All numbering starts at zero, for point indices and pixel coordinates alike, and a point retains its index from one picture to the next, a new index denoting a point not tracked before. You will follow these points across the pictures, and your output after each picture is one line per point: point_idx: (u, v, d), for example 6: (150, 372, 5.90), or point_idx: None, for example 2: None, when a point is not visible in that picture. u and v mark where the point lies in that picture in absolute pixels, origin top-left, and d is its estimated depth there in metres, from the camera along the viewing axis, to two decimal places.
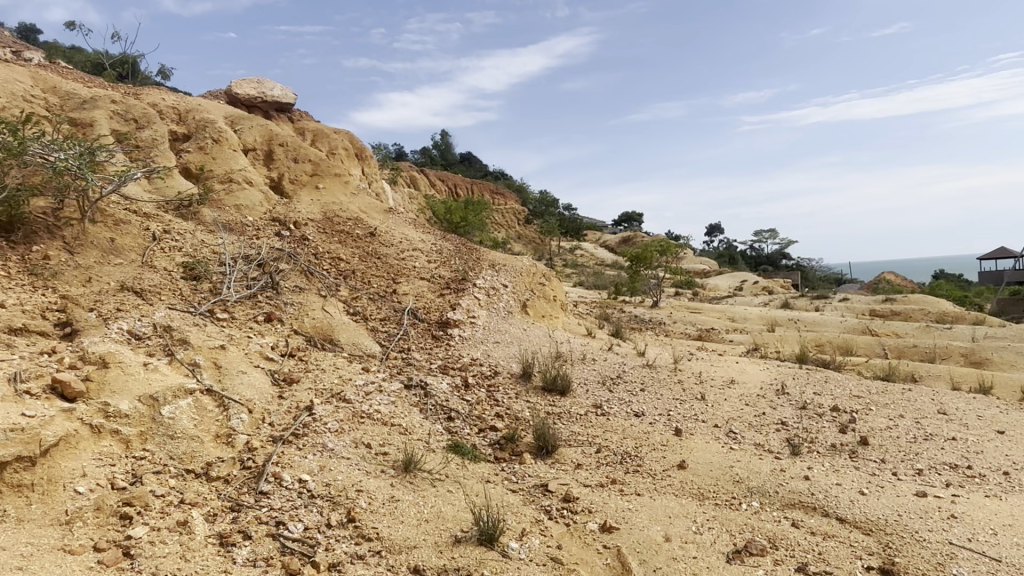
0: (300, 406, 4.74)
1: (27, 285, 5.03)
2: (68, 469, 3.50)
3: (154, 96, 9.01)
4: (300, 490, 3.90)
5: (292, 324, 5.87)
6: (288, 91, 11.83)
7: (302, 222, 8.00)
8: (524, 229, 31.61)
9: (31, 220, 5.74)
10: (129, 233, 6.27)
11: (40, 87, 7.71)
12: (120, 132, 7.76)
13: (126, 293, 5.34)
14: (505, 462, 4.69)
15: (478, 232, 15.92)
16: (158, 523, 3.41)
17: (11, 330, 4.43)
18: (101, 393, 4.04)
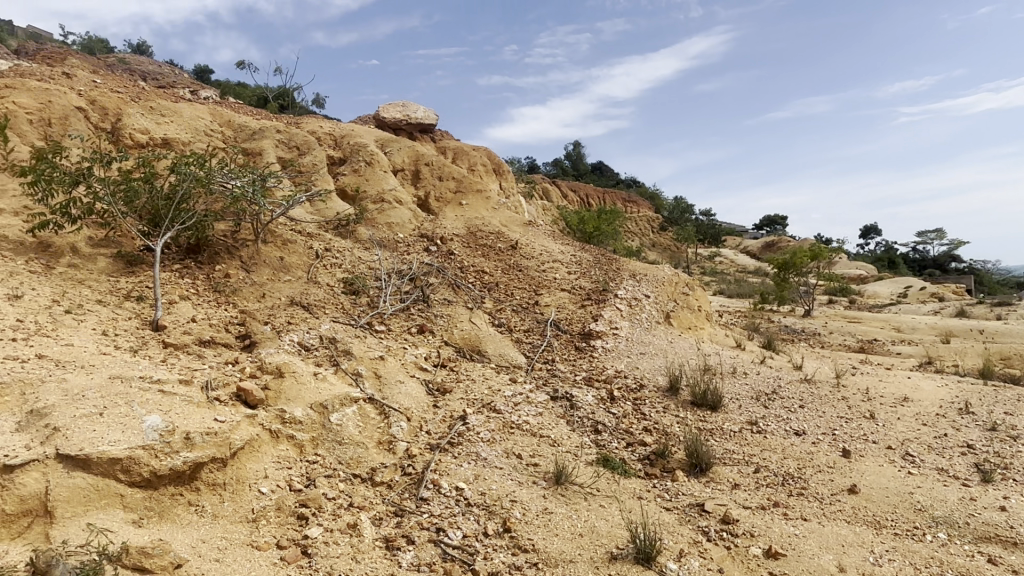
0: (454, 416, 4.90)
1: (212, 301, 5.61)
2: (253, 470, 3.83)
3: (313, 124, 9.75)
4: (458, 498, 4.02)
5: (442, 335, 6.08)
6: (430, 112, 12.37)
7: (448, 237, 8.31)
8: (659, 237, 30.95)
9: (214, 242, 6.39)
10: (296, 252, 6.81)
11: (219, 122, 8.59)
12: (285, 159, 8.46)
13: (295, 307, 5.79)
14: (657, 478, 4.57)
15: (614, 242, 15.78)
16: (331, 524, 3.63)
17: (201, 342, 4.94)
18: (278, 400, 4.39)
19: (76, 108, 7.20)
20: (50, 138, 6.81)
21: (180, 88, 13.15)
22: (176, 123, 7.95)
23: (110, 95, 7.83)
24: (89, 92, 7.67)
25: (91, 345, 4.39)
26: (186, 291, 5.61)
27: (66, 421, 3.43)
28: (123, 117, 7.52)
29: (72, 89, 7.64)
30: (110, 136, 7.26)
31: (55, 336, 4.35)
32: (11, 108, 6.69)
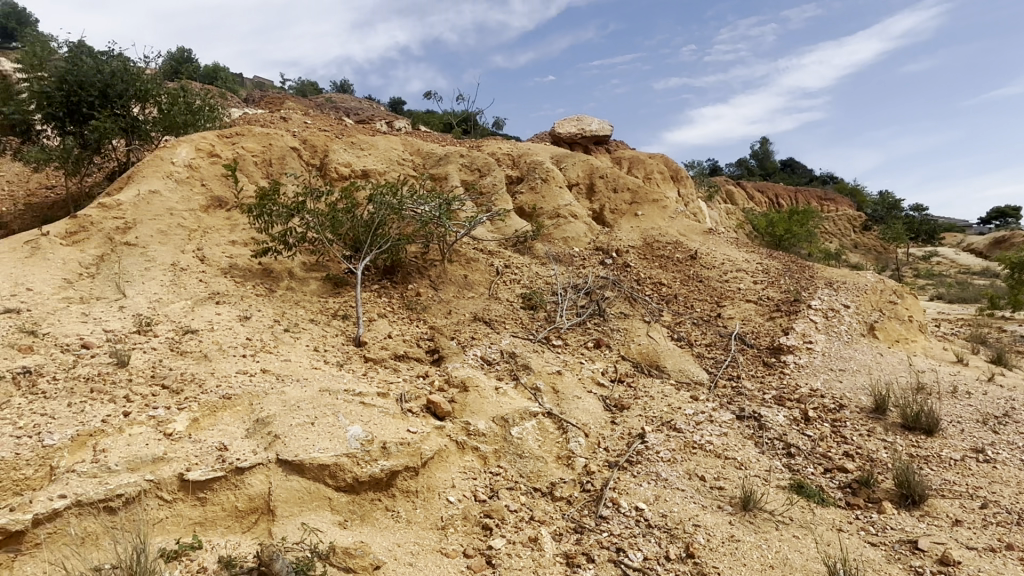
0: (633, 433, 4.83)
1: (405, 318, 6.06)
2: (442, 479, 4.06)
3: (492, 146, 10.20)
4: (638, 518, 3.96)
5: (620, 350, 6.05)
6: (606, 124, 12.38)
7: (624, 249, 8.25)
8: (860, 238, 28.27)
9: (406, 263, 6.91)
10: (478, 270, 7.15)
11: (409, 151, 9.28)
12: (468, 182, 8.92)
13: (478, 322, 6.08)
14: (860, 509, 4.16)
15: (807, 245, 14.67)
16: (513, 536, 3.74)
17: (396, 356, 5.34)
18: (463, 413, 4.62)
19: (291, 148, 8.17)
20: (271, 177, 7.79)
21: (376, 121, 14.41)
22: (372, 155, 8.72)
23: (318, 133, 8.78)
24: (302, 133, 8.66)
25: (305, 360, 4.94)
26: (382, 309, 6.12)
27: (284, 429, 3.89)
28: (328, 154, 8.39)
29: (288, 131, 8.68)
30: (319, 171, 8.15)
31: (276, 352, 4.96)
32: (241, 153, 7.75)
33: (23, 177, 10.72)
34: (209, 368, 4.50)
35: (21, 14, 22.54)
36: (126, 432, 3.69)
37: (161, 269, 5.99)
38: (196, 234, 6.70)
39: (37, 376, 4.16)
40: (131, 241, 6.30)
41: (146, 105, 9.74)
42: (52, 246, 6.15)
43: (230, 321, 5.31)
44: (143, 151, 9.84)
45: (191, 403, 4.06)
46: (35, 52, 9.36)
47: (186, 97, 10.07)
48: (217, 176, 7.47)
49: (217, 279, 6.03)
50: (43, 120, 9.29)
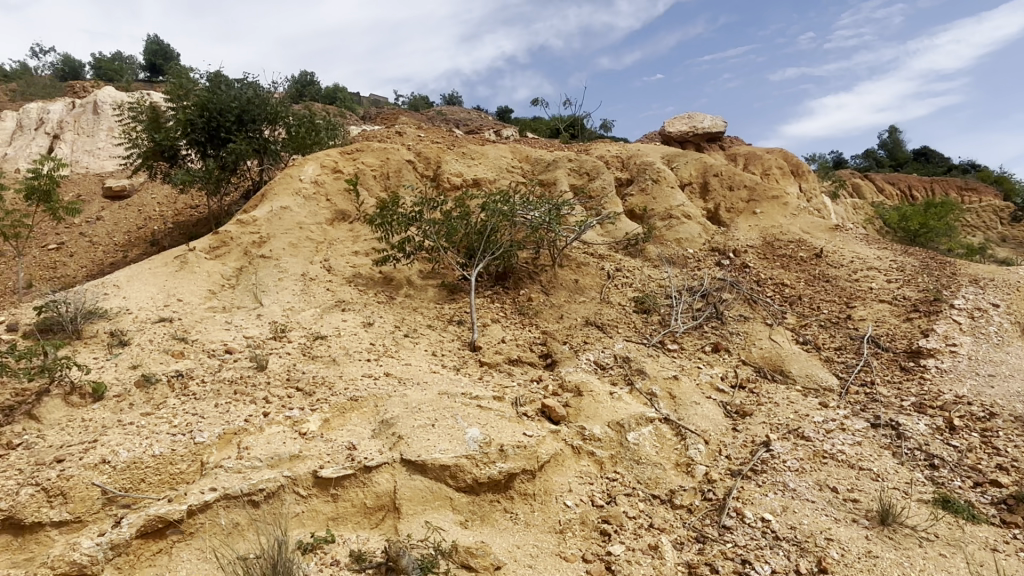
0: (756, 441, 4.63)
1: (518, 323, 6.14)
2: (559, 483, 4.07)
3: (601, 149, 10.14)
4: (764, 530, 3.79)
5: (740, 354, 5.82)
6: (719, 121, 11.99)
7: (742, 249, 7.95)
8: (1011, 230, 25.68)
9: (518, 268, 7.01)
10: (589, 273, 7.12)
11: (518, 158, 9.40)
12: (578, 186, 8.91)
13: (590, 327, 6.05)
14: (1018, 528, 3.77)
15: (948, 239, 13.49)
16: (633, 543, 3.69)
17: (511, 360, 5.41)
18: (578, 417, 4.61)
19: (407, 161, 8.49)
20: (389, 189, 8.14)
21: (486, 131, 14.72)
22: (483, 164, 8.90)
23: (432, 145, 9.08)
24: (417, 146, 8.99)
25: (424, 364, 5.11)
26: (496, 314, 6.24)
27: (407, 430, 4.04)
28: (441, 165, 8.64)
29: (404, 145, 9.03)
30: (432, 182, 8.43)
31: (397, 356, 5.17)
32: (361, 169, 8.16)
33: (172, 198, 11.81)
34: (337, 372, 4.76)
35: (168, 50, 24.85)
36: (265, 431, 3.97)
37: (292, 279, 6.41)
38: (323, 246, 7.12)
39: (189, 379, 4.56)
40: (265, 254, 6.79)
41: (275, 127, 10.47)
42: (199, 261, 6.74)
43: (355, 327, 5.60)
44: (274, 170, 10.58)
45: (322, 404, 4.32)
46: (181, 84, 10.31)
47: (311, 117, 10.72)
48: (340, 191, 7.90)
49: (342, 288, 6.38)
50: (188, 146, 10.21)
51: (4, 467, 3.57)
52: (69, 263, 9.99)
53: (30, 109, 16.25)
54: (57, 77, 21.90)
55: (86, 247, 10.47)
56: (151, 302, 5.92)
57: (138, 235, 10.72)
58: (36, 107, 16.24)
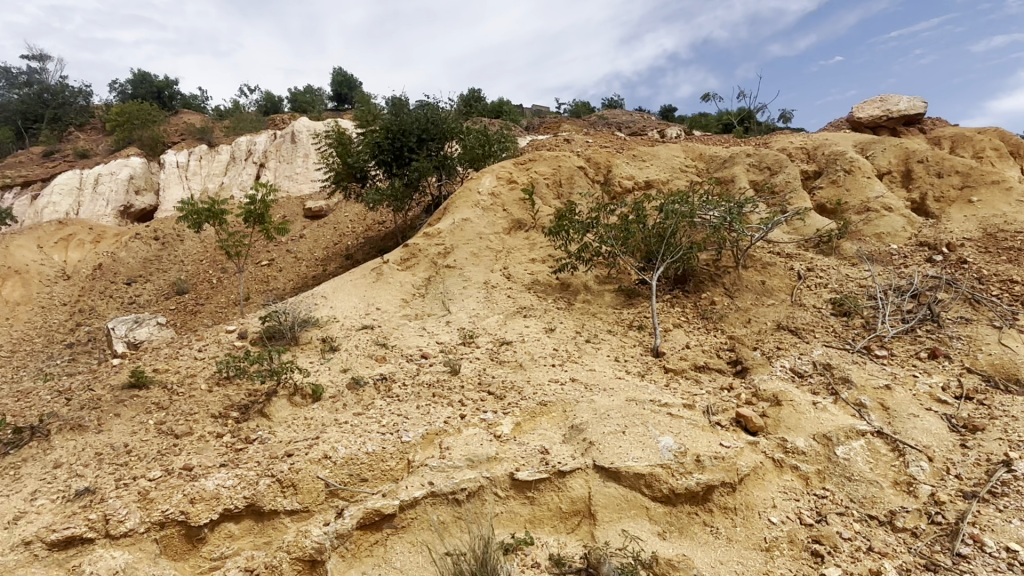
0: (993, 461, 3.92)
1: (702, 328, 5.92)
2: (761, 498, 3.82)
3: (783, 141, 9.54)
4: (1010, 560, 3.18)
5: (962, 361, 5.10)
6: (919, 101, 10.77)
7: (958, 243, 7.01)
8: None
9: (699, 271, 6.82)
10: (777, 274, 6.69)
11: (692, 157, 9.08)
12: (759, 182, 8.40)
13: (783, 331, 5.68)
14: None
15: None
16: (851, 567, 3.33)
17: (697, 367, 5.20)
18: (778, 428, 4.33)
19: (578, 167, 8.48)
20: (562, 197, 8.18)
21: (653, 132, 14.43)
22: (655, 165, 8.62)
23: (602, 150, 9.02)
24: (587, 152, 8.99)
25: (609, 370, 5.06)
26: (678, 319, 6.08)
27: (598, 437, 4.01)
28: (613, 168, 8.54)
29: (574, 152, 9.07)
30: (605, 186, 8.38)
31: (581, 362, 5.16)
32: (534, 178, 8.30)
33: (361, 216, 12.82)
34: (525, 377, 4.85)
35: (350, 79, 27.04)
36: (463, 433, 4.13)
37: (476, 287, 6.67)
38: (501, 255, 7.29)
39: (391, 382, 4.89)
40: (450, 264, 7.13)
41: (452, 142, 10.98)
42: (392, 273, 7.28)
43: (538, 333, 5.69)
44: (451, 183, 11.10)
45: (514, 408, 4.41)
46: (368, 111, 11.21)
47: (484, 131, 11.12)
48: (515, 201, 8.08)
49: (523, 294, 6.51)
50: (376, 166, 11.02)
51: (245, 458, 4.04)
52: (278, 277, 11.18)
53: (241, 143, 18.46)
54: (261, 112, 24.68)
55: (291, 262, 11.67)
56: (353, 312, 6.48)
57: (334, 250, 11.76)
58: (245, 141, 18.43)
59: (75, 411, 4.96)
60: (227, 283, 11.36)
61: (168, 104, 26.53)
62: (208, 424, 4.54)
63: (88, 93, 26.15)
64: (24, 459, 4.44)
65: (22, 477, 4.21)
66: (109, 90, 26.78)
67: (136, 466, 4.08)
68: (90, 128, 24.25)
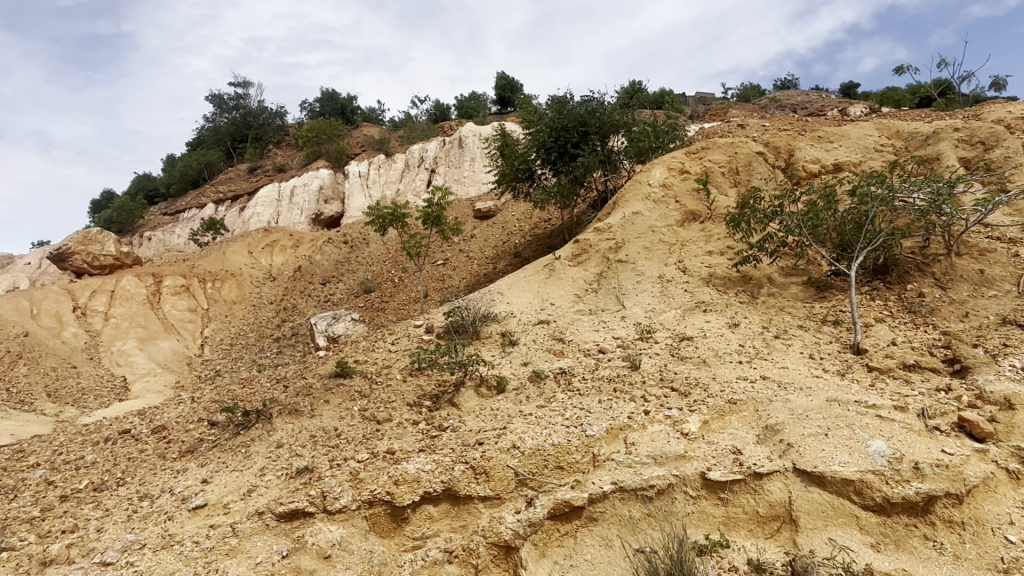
0: None
1: (909, 323, 5.37)
2: (994, 513, 3.29)
3: (998, 112, 8.40)
4: None
5: None
6: None
7: None
8: None
9: (903, 260, 6.23)
10: (998, 262, 5.85)
11: (888, 133, 8.33)
12: (970, 159, 7.45)
13: (1009, 326, 4.91)
14: None
15: None
16: None
17: (906, 365, 4.72)
18: (1012, 435, 3.71)
19: (757, 153, 8.02)
20: (739, 185, 7.77)
21: (835, 112, 13.35)
22: (844, 145, 7.89)
23: (781, 134, 8.47)
24: (765, 137, 8.49)
25: (803, 368, 4.74)
26: (880, 313, 5.59)
27: (797, 438, 3.77)
28: (795, 152, 7.99)
29: (750, 138, 8.62)
30: (786, 172, 7.88)
31: (771, 358, 4.89)
32: (709, 167, 7.99)
33: (529, 214, 13.07)
34: (711, 374, 4.68)
35: (512, 82, 27.71)
36: (649, 429, 4.06)
37: (650, 282, 6.55)
38: (676, 247, 7.08)
39: (572, 376, 4.94)
40: (622, 258, 7.07)
41: (618, 135, 10.85)
42: (564, 269, 7.38)
43: (721, 328, 5.47)
44: (617, 177, 10.98)
45: (701, 406, 4.27)
46: (534, 112, 11.46)
47: (651, 122, 10.87)
48: (689, 191, 7.81)
49: (701, 288, 6.28)
50: (544, 165, 11.18)
51: (441, 445, 4.28)
52: (453, 275, 11.70)
53: (414, 151, 19.58)
54: (431, 120, 26.05)
55: (464, 261, 12.17)
56: (530, 306, 6.65)
57: (504, 249, 12.10)
58: (418, 148, 19.53)
59: (292, 397, 5.58)
60: (408, 281, 12.09)
61: (350, 119, 28.85)
62: (404, 412, 4.89)
63: (283, 113, 29.08)
64: (253, 438, 5.04)
65: (252, 454, 4.79)
66: (300, 109, 29.61)
67: (345, 449, 4.49)
68: (285, 145, 26.96)
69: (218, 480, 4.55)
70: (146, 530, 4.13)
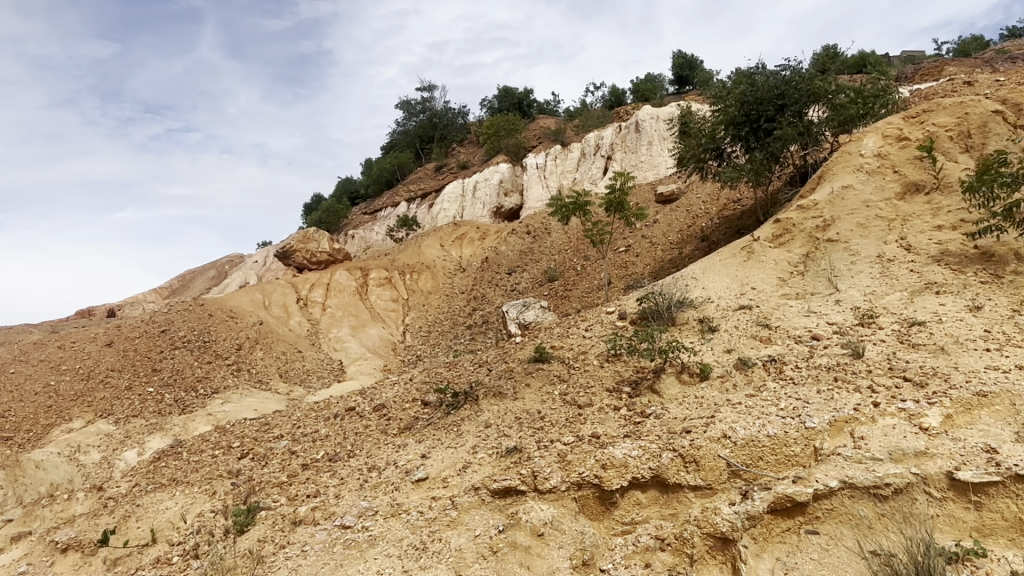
0: None
1: None
2: None
3: None
4: None
5: None
6: None
7: None
8: None
9: None
10: None
11: None
12: None
13: None
14: None
15: None
16: None
17: None
18: None
19: (994, 111, 6.99)
20: (972, 149, 6.82)
21: None
22: None
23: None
24: (1002, 93, 7.39)
25: None
26: None
27: None
28: None
29: (984, 95, 7.55)
30: None
31: None
32: (934, 131, 7.11)
33: (716, 195, 12.51)
34: (951, 363, 4.16)
35: (691, 59, 26.70)
36: (880, 422, 3.72)
37: (866, 262, 5.99)
38: (896, 223, 6.39)
39: (782, 363, 4.66)
40: (832, 237, 6.54)
41: (818, 106, 9.97)
42: (765, 251, 6.98)
43: (959, 312, 4.83)
44: (817, 151, 10.11)
45: (943, 399, 3.79)
46: (720, 88, 10.90)
47: (856, 87, 9.87)
48: (909, 160, 7.00)
49: (930, 268, 5.60)
50: (733, 143, 10.61)
51: (646, 431, 4.24)
52: (637, 261, 11.55)
53: (590, 138, 19.50)
54: (607, 106, 25.86)
55: (648, 247, 11.95)
56: (728, 291, 6.38)
57: (690, 233, 11.71)
58: (594, 136, 19.43)
59: (496, 380, 5.85)
60: (591, 269, 12.12)
61: (527, 112, 29.51)
62: (605, 397, 4.92)
63: (465, 112, 30.44)
64: (462, 418, 5.36)
65: (464, 433, 5.09)
66: (481, 107, 30.83)
67: (551, 431, 4.63)
68: (467, 142, 28.20)
69: (435, 455, 4.90)
70: (377, 499, 4.54)
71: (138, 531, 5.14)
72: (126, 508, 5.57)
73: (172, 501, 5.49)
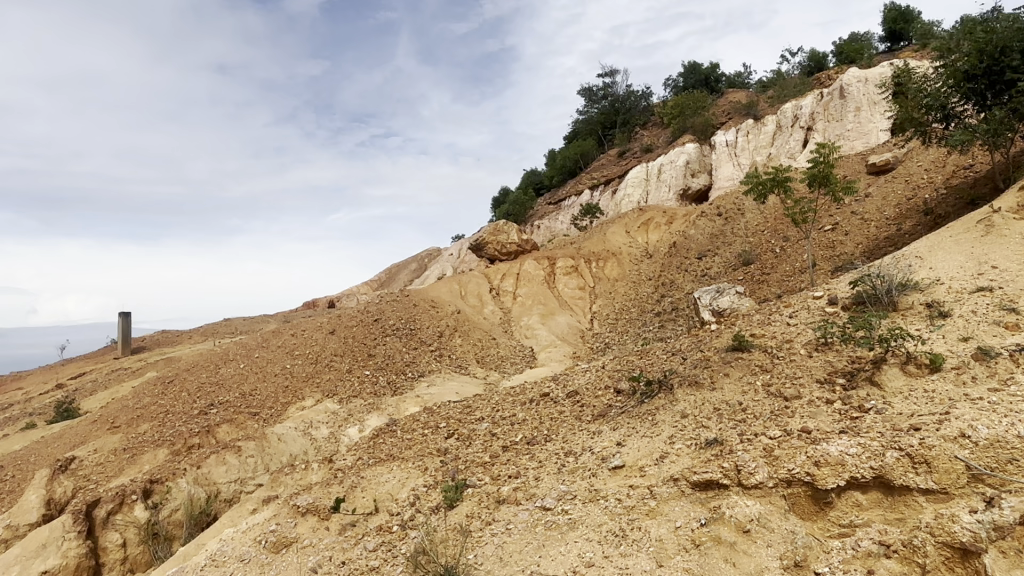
0: None
1: None
2: None
3: None
4: None
5: None
6: None
7: None
8: None
9: None
10: None
11: None
12: None
13: None
14: None
15: None
16: None
17: None
18: None
19: None
20: None
21: None
22: None
23: None
24: None
25: None
26: None
27: None
28: None
29: None
30: None
31: None
32: None
33: (941, 161, 11.06)
34: None
35: (907, 10, 23.79)
36: None
37: None
38: None
39: None
40: None
41: None
42: (1009, 224, 6.06)
43: None
44: None
45: None
46: (947, 39, 9.57)
47: None
48: None
49: None
50: (964, 101, 9.28)
51: (866, 427, 3.88)
52: (846, 241, 10.59)
53: (787, 109, 18.13)
54: (806, 73, 23.92)
55: (858, 224, 10.92)
56: (962, 271, 5.65)
57: (909, 206, 10.49)
58: (791, 106, 18.03)
59: (691, 369, 5.70)
60: (791, 250, 11.33)
61: (716, 88, 28.20)
62: (815, 389, 4.58)
63: (649, 94, 29.77)
64: (657, 407, 5.29)
65: (660, 422, 5.03)
66: (666, 88, 29.99)
67: (754, 424, 4.41)
68: (652, 124, 27.58)
69: (632, 443, 4.89)
70: (576, 483, 4.64)
71: (362, 499, 5.71)
72: (353, 478, 6.21)
73: (390, 475, 6.03)
